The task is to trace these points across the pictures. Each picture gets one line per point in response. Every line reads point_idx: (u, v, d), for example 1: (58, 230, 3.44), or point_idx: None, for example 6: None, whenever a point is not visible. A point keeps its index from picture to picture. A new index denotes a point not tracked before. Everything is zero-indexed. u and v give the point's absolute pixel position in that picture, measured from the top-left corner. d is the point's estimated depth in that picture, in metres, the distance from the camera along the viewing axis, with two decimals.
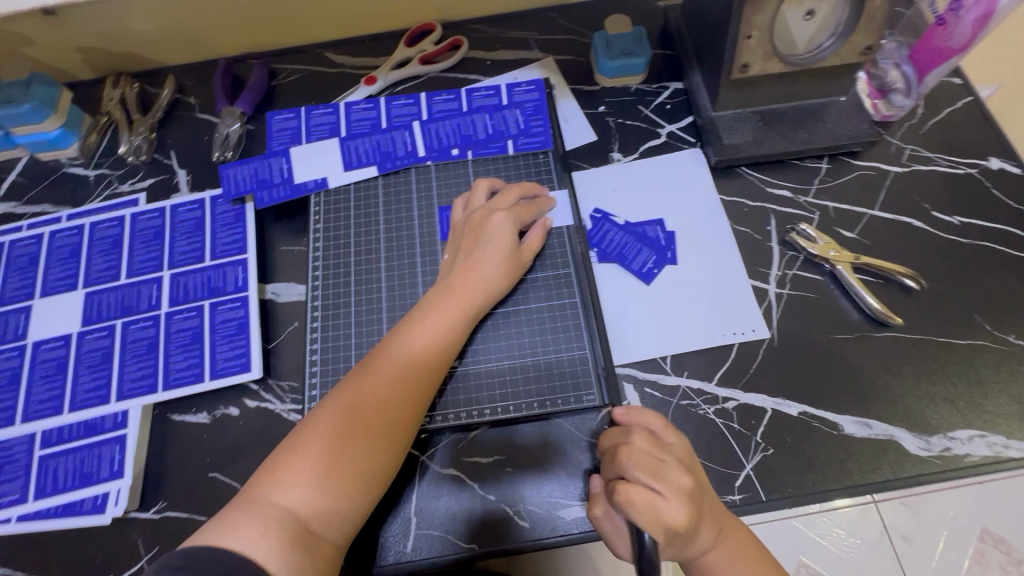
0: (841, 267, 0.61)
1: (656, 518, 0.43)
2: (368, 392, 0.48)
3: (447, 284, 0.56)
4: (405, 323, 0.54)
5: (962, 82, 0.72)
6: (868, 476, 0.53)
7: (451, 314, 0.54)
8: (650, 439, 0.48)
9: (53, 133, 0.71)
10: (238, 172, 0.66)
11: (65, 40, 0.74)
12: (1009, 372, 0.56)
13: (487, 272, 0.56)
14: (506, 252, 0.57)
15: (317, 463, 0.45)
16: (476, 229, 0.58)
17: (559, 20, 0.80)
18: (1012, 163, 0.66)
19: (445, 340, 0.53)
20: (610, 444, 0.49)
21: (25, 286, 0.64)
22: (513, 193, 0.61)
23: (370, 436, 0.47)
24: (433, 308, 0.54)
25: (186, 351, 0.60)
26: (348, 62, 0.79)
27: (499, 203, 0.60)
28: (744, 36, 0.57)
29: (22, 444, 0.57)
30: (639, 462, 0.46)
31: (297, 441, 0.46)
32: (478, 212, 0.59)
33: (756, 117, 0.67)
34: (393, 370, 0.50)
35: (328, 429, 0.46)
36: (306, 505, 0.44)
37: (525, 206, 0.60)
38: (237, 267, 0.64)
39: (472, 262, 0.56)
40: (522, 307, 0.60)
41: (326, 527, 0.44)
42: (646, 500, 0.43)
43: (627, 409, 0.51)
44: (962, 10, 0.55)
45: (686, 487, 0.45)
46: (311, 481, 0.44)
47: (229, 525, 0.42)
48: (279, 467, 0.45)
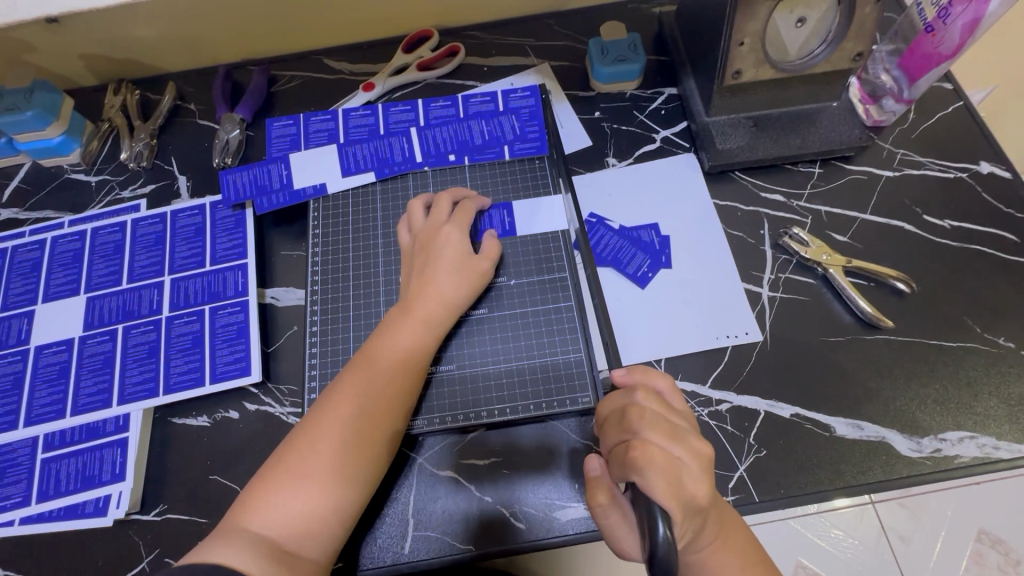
0: (833, 270, 0.62)
1: (676, 481, 0.41)
2: (330, 413, 0.49)
3: (407, 300, 0.56)
4: (370, 341, 0.54)
5: (954, 87, 0.73)
6: (860, 477, 0.54)
7: (413, 329, 0.54)
8: (659, 401, 0.46)
9: (56, 140, 0.72)
10: (237, 178, 0.67)
11: (67, 47, 0.75)
12: (999, 373, 0.57)
13: (444, 284, 0.57)
14: (462, 263, 0.58)
15: (286, 490, 0.46)
16: (426, 245, 0.59)
17: (556, 26, 0.81)
18: (1003, 167, 0.67)
19: (407, 354, 0.53)
20: (614, 408, 0.47)
21: (27, 292, 0.65)
22: (445, 201, 0.61)
23: (336, 455, 0.47)
24: (391, 324, 0.55)
25: (187, 355, 0.61)
26: (346, 69, 0.80)
27: (437, 216, 0.60)
28: (737, 44, 0.58)
29: (25, 447, 0.57)
30: (654, 421, 0.44)
31: (266, 473, 0.47)
32: (424, 231, 0.60)
33: (749, 122, 0.68)
34: (353, 388, 0.50)
35: (294, 456, 0.47)
36: (279, 530, 0.44)
37: (461, 210, 0.61)
38: (237, 272, 0.64)
39: (429, 277, 0.57)
40: (488, 319, 0.60)
41: (303, 545, 0.45)
42: (666, 460, 0.42)
43: (628, 370, 0.49)
44: (951, 16, 0.56)
45: (704, 452, 0.44)
46: (282, 507, 0.45)
47: (204, 552, 0.42)
48: (249, 497, 0.46)
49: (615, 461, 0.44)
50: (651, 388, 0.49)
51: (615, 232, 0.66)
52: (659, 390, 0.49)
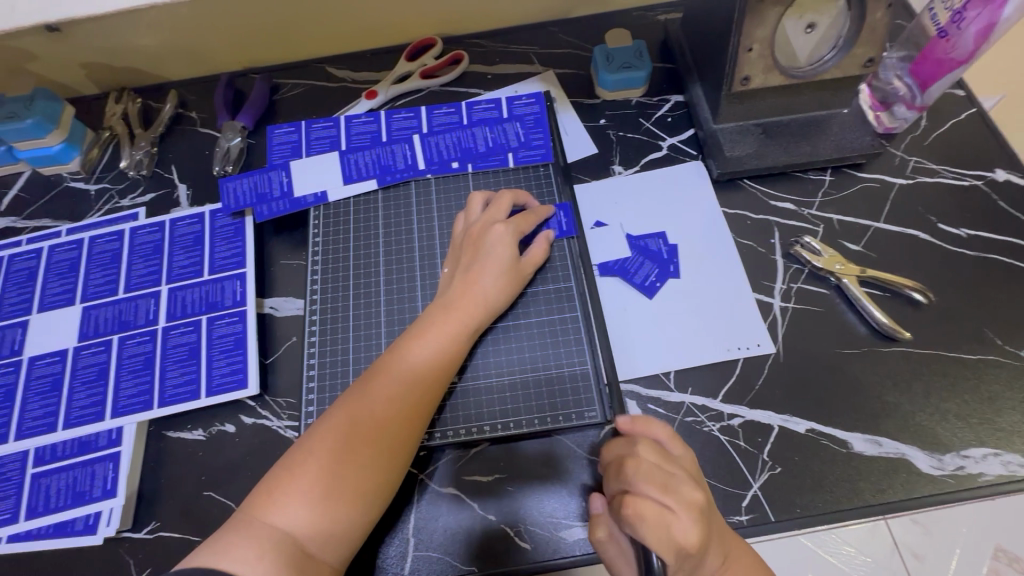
0: (846, 280, 0.60)
1: (668, 537, 0.40)
2: (367, 407, 0.47)
3: (448, 300, 0.55)
4: (404, 339, 0.52)
5: (965, 94, 0.72)
6: (878, 495, 0.52)
7: (452, 331, 0.53)
8: (656, 453, 0.45)
9: (55, 148, 0.72)
10: (237, 185, 0.66)
11: (70, 56, 0.75)
12: (1022, 388, 0.55)
13: (488, 286, 0.55)
14: (505, 264, 0.56)
15: (317, 484, 0.44)
16: (476, 243, 0.57)
17: (560, 34, 0.80)
18: (1019, 175, 0.66)
19: (446, 356, 0.52)
20: (613, 461, 0.47)
21: (23, 302, 0.64)
22: (507, 201, 0.60)
23: (369, 455, 0.46)
24: (432, 323, 0.53)
25: (183, 366, 0.59)
26: (349, 77, 0.79)
27: (494, 214, 0.59)
28: (745, 50, 0.57)
29: (16, 462, 0.56)
30: (646, 474, 0.43)
31: (296, 460, 0.45)
32: (476, 225, 0.59)
33: (758, 130, 0.66)
34: (393, 388, 0.49)
35: (329, 450, 0.45)
36: (303, 526, 0.43)
37: (522, 216, 0.60)
38: (236, 281, 0.63)
39: (473, 277, 0.55)
40: (522, 321, 0.59)
41: (323, 549, 0.43)
42: (656, 515, 0.40)
43: (631, 419, 0.49)
44: (964, 21, 0.55)
45: (697, 501, 0.42)
46: (308, 500, 0.43)
47: (223, 548, 0.40)
48: (275, 488, 0.44)
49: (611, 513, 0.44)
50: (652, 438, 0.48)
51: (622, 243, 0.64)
52: (659, 439, 0.48)
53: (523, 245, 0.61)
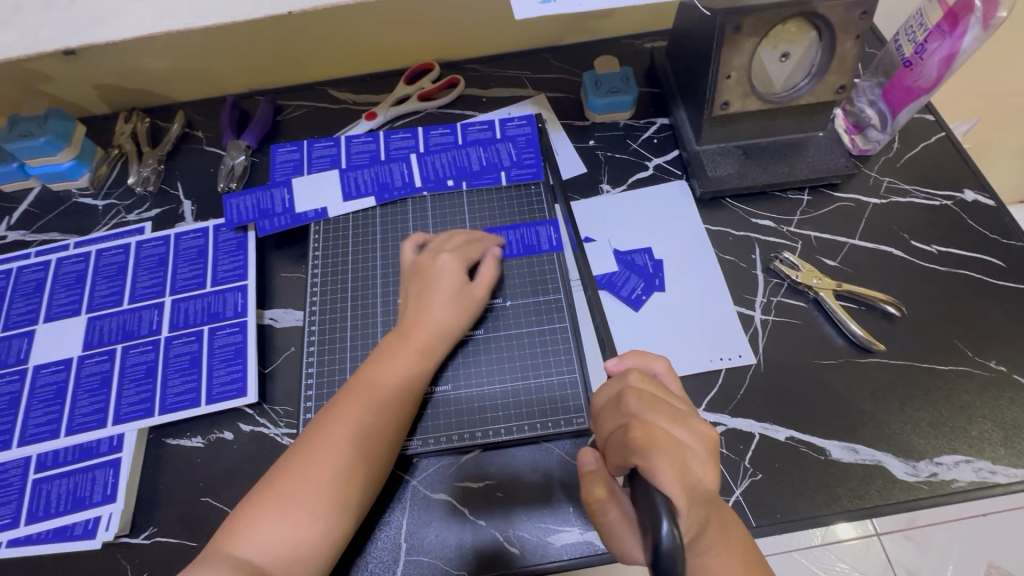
0: (823, 294, 0.63)
1: (683, 467, 0.37)
2: (321, 433, 0.49)
3: (404, 327, 0.56)
4: (365, 366, 0.54)
5: (935, 118, 0.76)
6: (856, 501, 0.54)
7: (404, 354, 0.55)
8: (655, 385, 0.44)
9: (66, 165, 0.74)
10: (241, 202, 0.69)
11: (83, 78, 0.78)
12: (992, 397, 0.57)
13: (440, 311, 0.57)
14: (456, 291, 0.58)
15: (277, 511, 0.46)
16: (425, 272, 0.59)
17: (551, 60, 0.84)
18: (986, 195, 0.69)
19: (400, 377, 0.53)
20: (608, 397, 0.44)
21: (30, 312, 0.66)
22: (456, 235, 0.63)
23: (326, 478, 0.47)
24: (385, 349, 0.55)
25: (184, 375, 0.61)
26: (350, 99, 0.83)
27: (443, 244, 0.61)
28: (724, 76, 0.61)
29: (17, 467, 0.57)
30: (652, 402, 0.41)
31: (259, 491, 0.47)
32: (424, 255, 0.61)
33: (739, 151, 0.70)
34: (346, 412, 0.50)
35: (287, 480, 0.47)
36: (265, 553, 0.44)
37: (467, 243, 0.62)
38: (237, 293, 0.65)
39: (426, 303, 0.57)
40: (497, 338, 0.61)
41: (289, 572, 0.45)
42: (668, 442, 0.38)
43: (620, 358, 0.47)
44: (927, 52, 0.60)
45: (706, 435, 0.41)
46: (269, 527, 0.45)
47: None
48: (238, 520, 0.46)
49: (613, 447, 0.40)
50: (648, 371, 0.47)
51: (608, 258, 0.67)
52: (655, 372, 0.47)
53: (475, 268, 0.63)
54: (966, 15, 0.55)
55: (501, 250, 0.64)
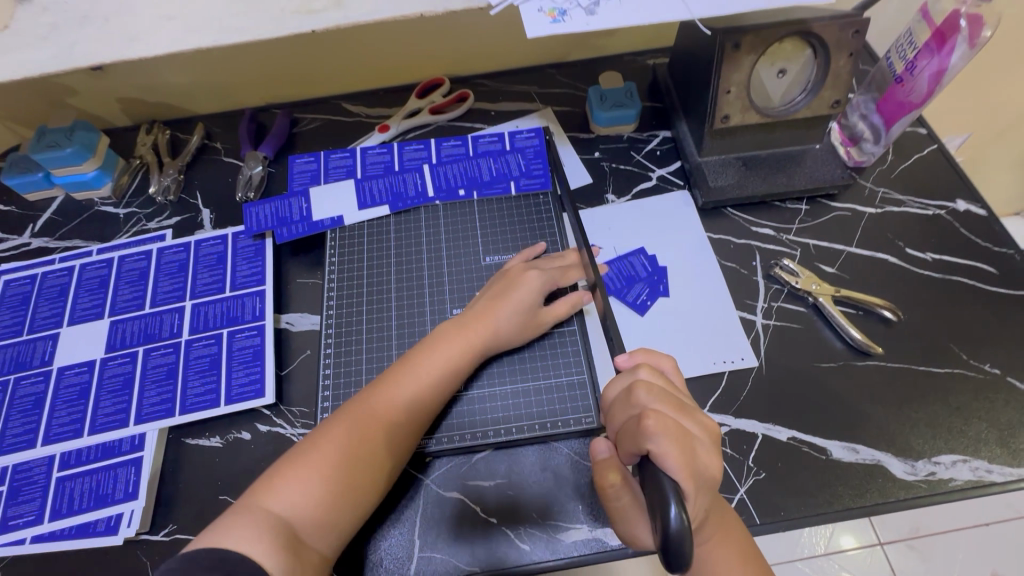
0: (822, 299, 0.65)
1: (691, 455, 0.39)
2: (373, 409, 0.52)
3: (464, 320, 0.59)
4: (418, 353, 0.57)
5: (927, 131, 0.78)
6: (857, 499, 0.55)
7: (457, 349, 0.57)
8: (663, 379, 0.46)
9: (90, 174, 0.77)
10: (260, 210, 0.72)
11: (107, 91, 0.81)
12: (987, 399, 0.59)
13: (506, 321, 0.59)
14: (527, 306, 0.60)
15: (316, 475, 0.47)
16: (510, 281, 0.62)
17: (557, 75, 0.88)
18: (978, 205, 0.72)
19: (449, 372, 0.56)
20: (618, 391, 0.46)
21: (55, 316, 0.68)
22: (549, 258, 0.66)
23: (366, 454, 0.50)
24: (443, 340, 0.57)
25: (204, 376, 0.63)
26: (363, 112, 0.86)
27: (537, 262, 0.64)
28: (724, 91, 0.64)
29: (41, 465, 0.59)
30: (660, 394, 0.43)
31: (305, 450, 0.49)
32: (516, 267, 0.64)
33: (739, 163, 0.73)
34: (398, 396, 0.53)
35: (332, 445, 0.49)
36: (296, 513, 0.46)
37: (562, 268, 0.65)
38: (255, 297, 0.68)
39: (495, 306, 0.60)
40: (541, 355, 0.62)
41: (315, 537, 0.46)
42: (677, 430, 0.40)
43: (631, 354, 0.50)
44: (918, 68, 0.62)
45: (710, 427, 0.43)
46: (306, 488, 0.47)
47: (223, 529, 0.43)
48: (276, 475, 0.47)
49: (625, 435, 0.42)
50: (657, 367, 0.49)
51: (613, 264, 0.69)
52: (663, 370, 0.49)
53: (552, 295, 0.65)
54: (953, 35, 0.58)
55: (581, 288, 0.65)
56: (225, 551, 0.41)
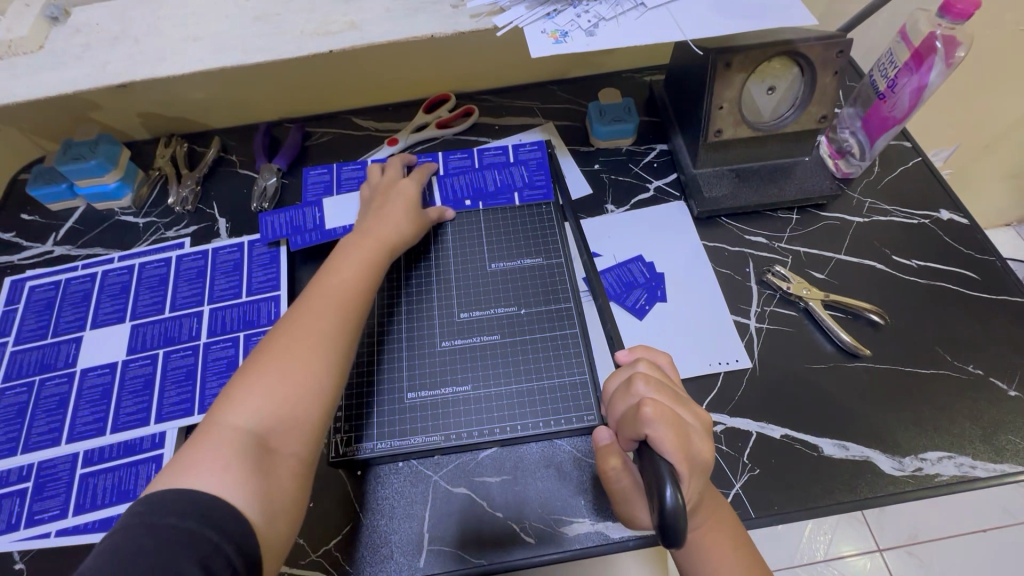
0: (813, 303, 0.68)
1: (686, 442, 0.42)
2: (301, 314, 0.55)
3: (362, 230, 0.65)
4: (328, 268, 0.61)
5: (912, 145, 0.82)
6: (847, 493, 0.58)
7: (365, 251, 0.63)
8: (661, 373, 0.49)
9: (111, 185, 0.80)
10: (275, 219, 0.75)
11: (129, 107, 0.85)
12: (970, 398, 0.62)
13: (396, 219, 0.67)
14: (410, 206, 0.70)
15: (267, 381, 0.50)
16: (385, 194, 0.71)
17: (558, 91, 0.92)
18: (960, 215, 0.75)
19: (362, 268, 0.61)
20: (619, 383, 0.49)
21: (78, 319, 0.71)
22: (396, 165, 0.75)
23: (311, 349, 0.52)
24: (348, 249, 0.63)
25: (221, 377, 0.66)
26: (373, 126, 0.90)
27: (392, 174, 0.73)
28: (717, 107, 0.68)
29: (65, 463, 0.61)
30: (657, 386, 0.46)
31: (244, 372, 0.51)
32: (383, 182, 0.72)
33: (732, 174, 0.76)
34: (324, 296, 0.57)
35: (266, 357, 0.51)
36: (257, 423, 0.47)
37: (415, 172, 0.75)
38: (271, 302, 0.71)
39: (382, 214, 0.67)
40: (435, 271, 0.71)
41: (282, 441, 0.48)
42: (673, 417, 0.43)
43: (631, 350, 0.53)
44: (898, 85, 0.66)
45: (704, 419, 0.46)
46: (257, 398, 0.48)
47: (189, 467, 0.44)
48: (224, 403, 0.49)
49: (624, 423, 0.44)
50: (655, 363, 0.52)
51: (611, 270, 0.72)
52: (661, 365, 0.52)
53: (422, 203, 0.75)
54: (930, 55, 0.62)
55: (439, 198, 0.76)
56: (195, 493, 0.41)
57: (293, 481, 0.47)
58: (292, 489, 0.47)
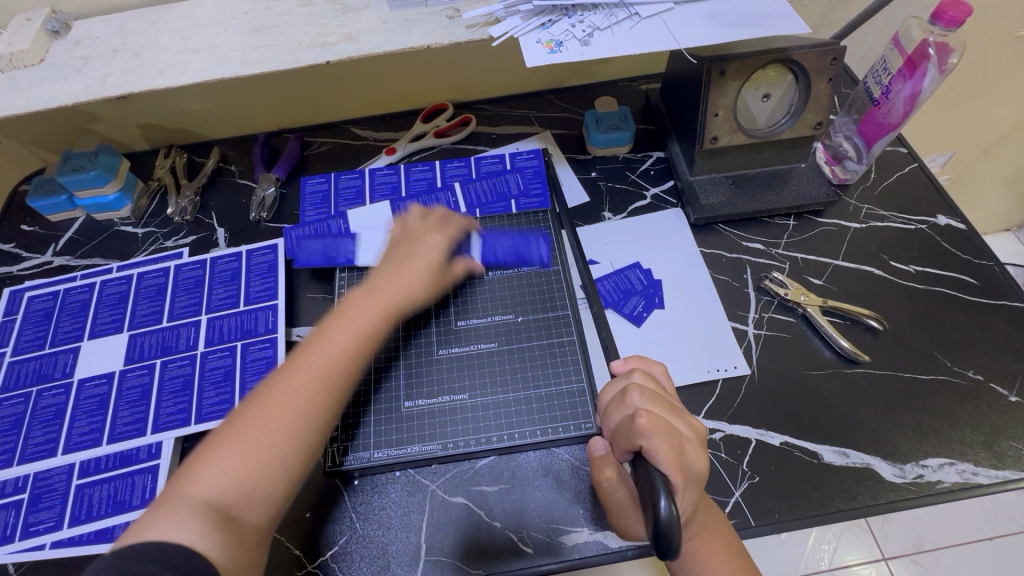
0: (811, 310, 0.68)
1: (681, 452, 0.41)
2: (286, 382, 0.49)
3: (376, 285, 0.57)
4: (330, 320, 0.54)
5: (907, 151, 0.82)
6: (847, 501, 0.57)
7: (374, 313, 0.55)
8: (656, 384, 0.49)
9: (111, 196, 0.81)
10: (299, 231, 0.75)
11: (129, 118, 0.86)
12: (971, 404, 0.62)
13: (415, 279, 0.59)
14: (437, 265, 0.61)
15: (235, 455, 0.45)
16: (410, 244, 0.62)
17: (555, 100, 0.92)
18: (957, 220, 0.75)
19: (368, 333, 0.54)
20: (614, 394, 0.49)
21: (76, 330, 0.71)
22: (443, 214, 0.65)
23: (286, 430, 0.47)
24: (357, 306, 0.55)
25: (218, 387, 0.65)
26: (371, 136, 0.90)
27: (433, 222, 0.64)
28: (712, 115, 0.68)
29: (61, 474, 0.61)
30: (651, 397, 0.46)
31: (223, 433, 0.47)
32: (412, 230, 0.63)
33: (729, 181, 0.76)
34: (313, 368, 0.50)
35: (250, 423, 0.47)
36: (224, 493, 0.44)
37: (452, 221, 0.65)
38: (269, 311, 0.71)
39: (402, 270, 0.59)
40: (457, 329, 0.67)
41: (246, 512, 0.45)
42: (667, 428, 0.43)
43: (626, 360, 0.53)
44: (893, 92, 0.67)
45: (699, 429, 0.46)
46: (230, 468, 0.45)
47: (153, 521, 0.42)
48: (197, 462, 0.45)
49: (619, 434, 0.44)
50: (650, 374, 0.52)
51: (608, 276, 0.72)
52: (655, 376, 0.52)
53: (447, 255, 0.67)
54: (924, 62, 0.62)
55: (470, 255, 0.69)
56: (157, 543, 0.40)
57: (251, 561, 0.44)
58: (251, 563, 0.44)
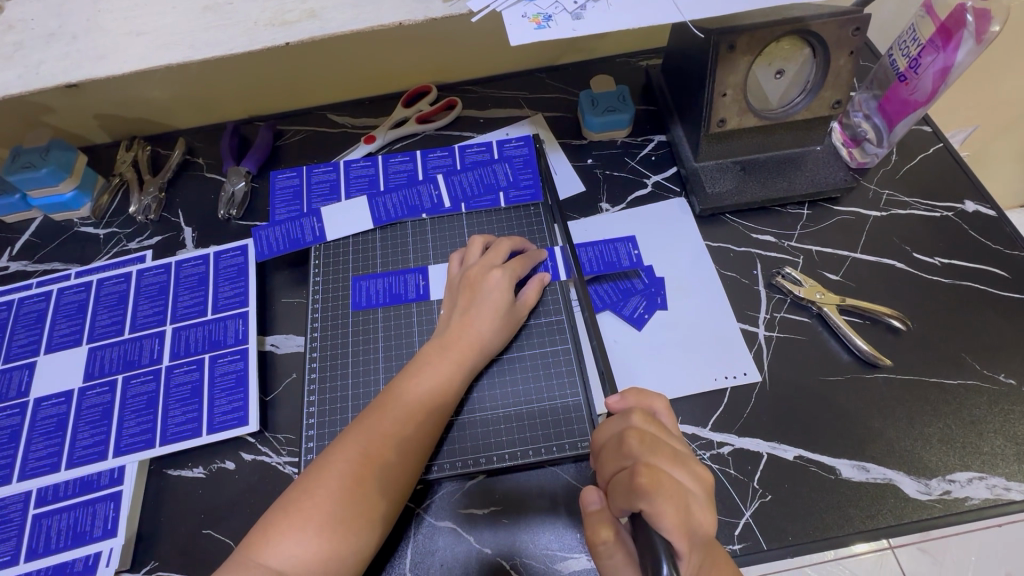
0: (827, 309, 0.62)
1: (686, 516, 0.36)
2: (362, 445, 0.49)
3: (444, 338, 0.57)
4: (403, 377, 0.54)
5: (932, 129, 0.76)
6: (868, 521, 0.53)
7: (447, 370, 0.55)
8: (657, 426, 0.43)
9: (68, 195, 0.75)
10: (270, 233, 0.69)
11: (85, 109, 0.79)
12: (1002, 411, 0.57)
13: (484, 328, 0.57)
14: (501, 308, 0.58)
15: (309, 524, 0.45)
16: (472, 286, 0.59)
17: (547, 80, 0.85)
18: (986, 206, 0.69)
19: (444, 392, 0.54)
20: (610, 435, 0.43)
21: (32, 343, 0.66)
22: (504, 248, 0.62)
23: (364, 496, 0.47)
24: (428, 362, 0.55)
25: (185, 405, 0.61)
26: (348, 123, 0.84)
27: (490, 259, 0.61)
28: (720, 94, 0.62)
29: (17, 503, 0.57)
30: (653, 444, 0.40)
31: (294, 498, 0.46)
32: (474, 269, 0.60)
33: (737, 167, 0.70)
34: (385, 434, 0.50)
35: (326, 487, 0.47)
36: (295, 565, 0.43)
37: (518, 260, 0.62)
38: (239, 320, 0.65)
39: (469, 318, 0.58)
40: (518, 358, 0.61)
41: None
42: (673, 487, 0.37)
43: (622, 395, 0.47)
44: (922, 66, 0.60)
45: (706, 479, 0.40)
46: (300, 539, 0.44)
47: None
48: (272, 526, 0.45)
49: (616, 490, 0.38)
50: (649, 409, 0.46)
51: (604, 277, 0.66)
52: (655, 411, 0.46)
53: (518, 287, 0.63)
54: (959, 30, 0.56)
55: (543, 272, 0.64)
56: None
57: None
58: None
